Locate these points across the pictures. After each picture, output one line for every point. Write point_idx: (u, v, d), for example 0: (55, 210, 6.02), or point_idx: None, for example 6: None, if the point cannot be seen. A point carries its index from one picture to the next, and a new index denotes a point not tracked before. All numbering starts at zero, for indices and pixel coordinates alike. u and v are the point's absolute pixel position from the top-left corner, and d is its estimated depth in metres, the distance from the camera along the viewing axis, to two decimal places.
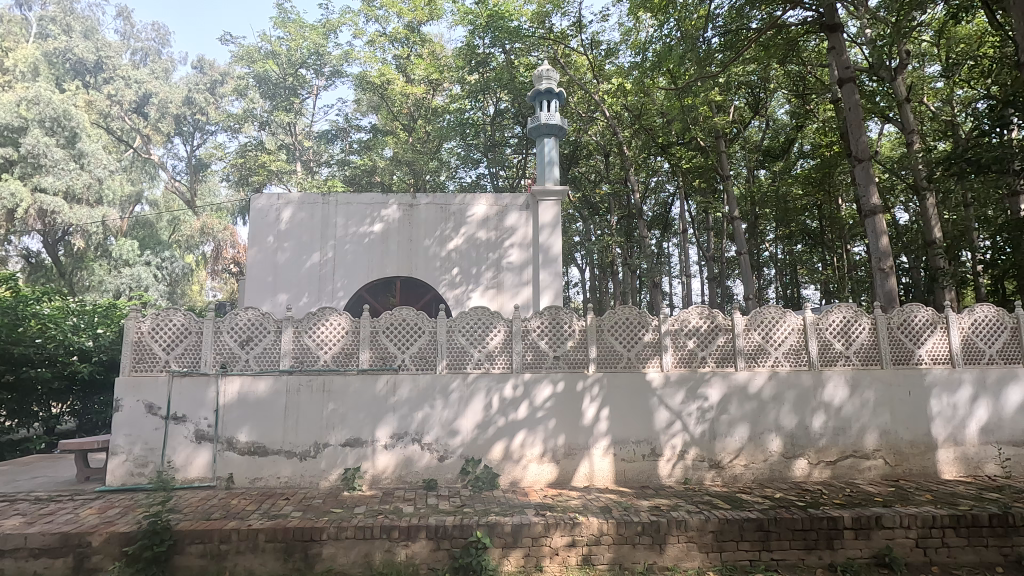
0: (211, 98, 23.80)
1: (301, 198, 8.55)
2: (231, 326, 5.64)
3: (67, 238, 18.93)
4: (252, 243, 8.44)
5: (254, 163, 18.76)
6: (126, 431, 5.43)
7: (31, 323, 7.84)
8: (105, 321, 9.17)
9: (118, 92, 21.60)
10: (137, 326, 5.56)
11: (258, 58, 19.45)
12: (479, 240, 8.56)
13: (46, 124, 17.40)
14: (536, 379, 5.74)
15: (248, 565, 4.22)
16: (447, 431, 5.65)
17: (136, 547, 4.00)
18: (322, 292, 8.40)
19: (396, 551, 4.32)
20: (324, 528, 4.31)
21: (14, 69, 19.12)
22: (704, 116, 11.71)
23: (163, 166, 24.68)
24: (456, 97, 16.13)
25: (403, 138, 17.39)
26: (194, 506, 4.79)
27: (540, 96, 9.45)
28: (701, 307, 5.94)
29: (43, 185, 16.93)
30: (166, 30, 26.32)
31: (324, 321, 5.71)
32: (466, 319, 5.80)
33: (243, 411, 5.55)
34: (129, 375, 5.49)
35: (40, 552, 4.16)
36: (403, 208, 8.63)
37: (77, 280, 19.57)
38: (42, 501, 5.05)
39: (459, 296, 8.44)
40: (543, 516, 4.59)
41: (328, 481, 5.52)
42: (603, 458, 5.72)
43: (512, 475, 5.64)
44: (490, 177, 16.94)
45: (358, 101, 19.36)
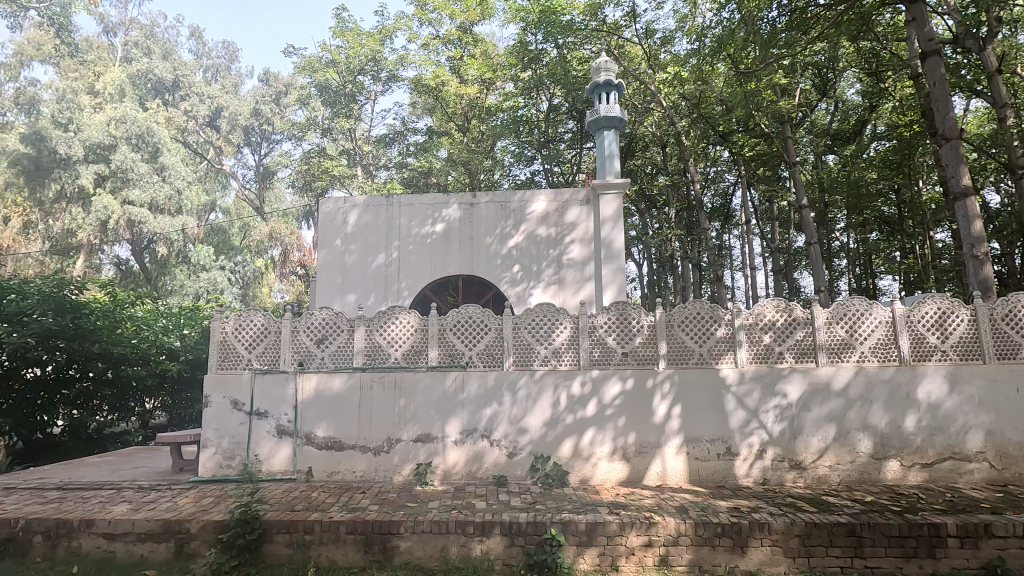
0: (276, 109, 24.94)
1: (366, 201, 8.83)
2: (307, 325, 5.88)
3: (152, 246, 20.61)
4: (320, 245, 8.78)
5: (317, 169, 19.54)
6: (214, 426, 5.77)
7: (129, 326, 8.59)
8: (190, 322, 10.07)
9: (193, 108, 23.11)
10: (222, 327, 5.91)
11: (320, 67, 20.01)
12: (540, 237, 8.52)
13: (132, 141, 18.79)
14: (604, 375, 5.66)
15: (330, 556, 4.37)
16: (516, 428, 5.67)
17: (230, 534, 4.24)
18: (387, 291, 8.64)
19: (472, 546, 4.37)
20: (401, 522, 4.40)
21: (104, 91, 20.74)
22: (768, 101, 11.08)
23: (234, 175, 26.06)
24: (510, 95, 16.05)
25: (458, 138, 17.56)
26: (279, 498, 5.03)
27: (599, 89, 9.27)
28: (777, 299, 5.66)
29: (131, 198, 18.38)
30: (235, 47, 27.76)
31: (393, 319, 5.85)
32: (532, 315, 5.78)
33: (321, 407, 5.77)
34: (216, 373, 5.83)
35: (145, 536, 4.47)
36: (463, 207, 8.72)
37: (162, 284, 21.16)
38: (144, 490, 5.44)
39: (521, 294, 8.45)
40: (617, 514, 4.51)
41: (401, 475, 5.65)
42: (675, 457, 5.56)
43: (582, 473, 5.59)
44: (545, 173, 16.82)
45: (414, 104, 19.66)
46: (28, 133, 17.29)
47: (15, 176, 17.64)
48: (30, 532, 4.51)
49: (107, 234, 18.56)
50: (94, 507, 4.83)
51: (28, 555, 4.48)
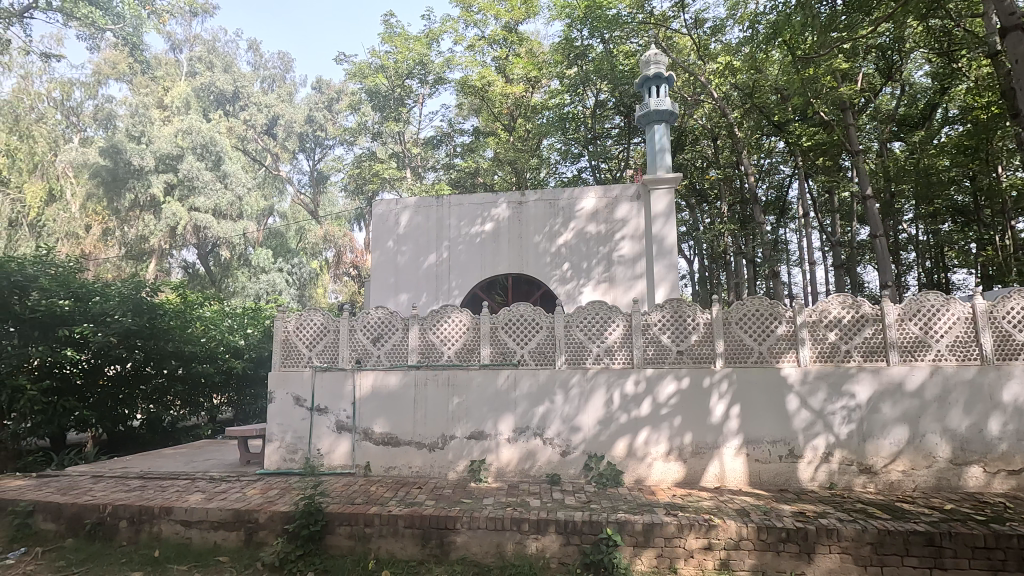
0: (329, 115, 25.76)
1: (417, 202, 9.03)
2: (364, 324, 6.06)
3: (215, 250, 21.68)
4: (374, 246, 9.05)
5: (368, 173, 20.10)
6: (279, 421, 6.03)
7: (198, 326, 9.10)
8: (253, 321, 10.53)
9: (252, 117, 24.20)
10: (285, 326, 6.17)
11: (369, 73, 20.41)
12: (589, 234, 8.45)
13: (197, 151, 19.86)
14: (659, 374, 5.55)
15: (390, 549, 4.48)
16: (569, 426, 5.64)
17: (296, 525, 4.41)
18: (439, 290, 8.79)
19: (527, 543, 4.38)
20: (458, 517, 4.46)
21: (172, 104, 21.99)
22: (828, 88, 10.53)
23: (290, 181, 27.08)
24: (555, 92, 15.99)
25: (504, 138, 17.63)
26: (340, 491, 5.21)
27: (648, 82, 9.09)
28: (843, 295, 5.39)
29: (197, 205, 19.47)
30: (289, 57, 28.85)
31: (446, 317, 5.94)
32: (584, 313, 5.74)
33: (377, 403, 5.93)
34: (279, 370, 6.09)
35: (218, 524, 4.71)
36: (512, 206, 8.75)
37: (225, 286, 22.30)
38: (216, 480, 5.75)
39: (571, 291, 8.41)
40: (675, 516, 4.42)
41: (455, 472, 5.73)
42: (735, 459, 5.40)
43: (636, 473, 5.51)
44: (591, 169, 16.63)
45: (460, 105, 19.82)
46: (106, 147, 18.55)
47: (95, 187, 18.98)
48: (116, 517, 4.85)
49: (176, 239, 19.73)
50: (172, 496, 5.14)
51: (115, 539, 4.81)
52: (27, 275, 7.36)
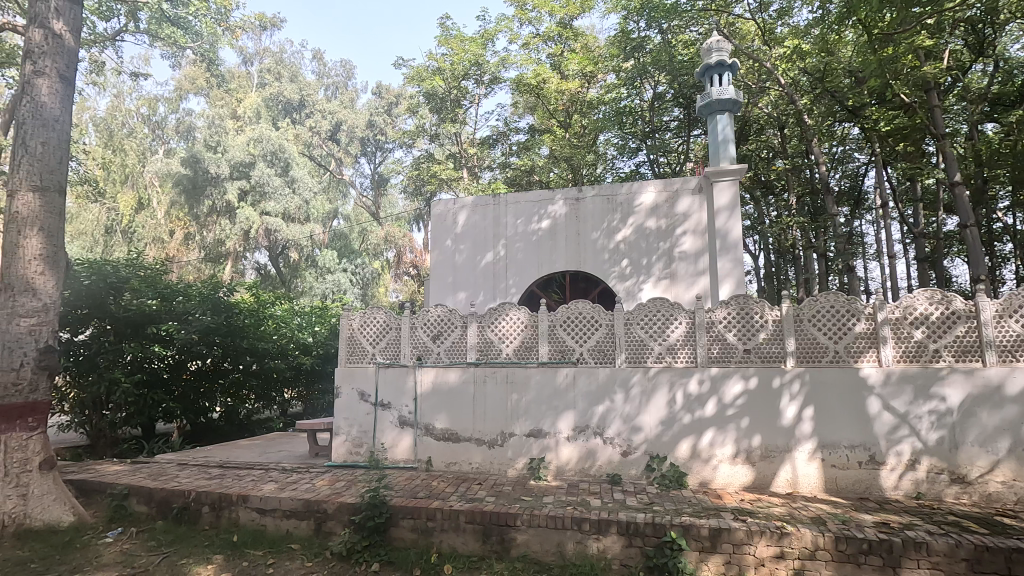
0: (389, 119, 26.45)
1: (474, 202, 9.14)
2: (424, 321, 6.18)
3: (285, 253, 22.70)
4: (434, 246, 9.27)
5: (426, 174, 20.53)
6: (345, 415, 6.26)
7: (269, 323, 9.63)
8: (319, 320, 11.05)
9: (317, 124, 25.27)
10: (350, 323, 6.40)
11: (426, 76, 20.56)
12: (649, 230, 8.24)
13: (268, 158, 20.92)
14: (725, 373, 5.34)
15: (451, 543, 4.54)
16: (629, 426, 5.53)
17: (362, 516, 4.55)
18: (496, 288, 8.86)
19: (588, 543, 4.33)
20: (518, 514, 4.45)
21: (245, 115, 23.33)
22: (909, 68, 9.75)
23: (352, 184, 28.02)
24: (611, 86, 15.70)
25: (560, 135, 17.54)
26: (403, 484, 5.34)
27: (710, 70, 8.74)
28: (930, 290, 4.99)
29: (268, 209, 20.61)
30: (351, 64, 29.85)
31: (504, 315, 5.96)
32: (644, 310, 5.60)
33: (438, 400, 6.02)
34: (345, 366, 6.32)
35: (290, 513, 4.94)
36: (569, 202, 8.67)
37: (294, 285, 23.45)
38: (287, 471, 6.04)
39: (630, 288, 8.24)
40: (743, 521, 4.23)
41: (515, 469, 5.74)
42: (808, 464, 5.12)
43: (701, 476, 5.33)
44: (650, 164, 16.22)
45: (515, 104, 19.81)
46: (187, 157, 19.93)
47: (178, 195, 20.44)
48: (199, 503, 5.19)
49: (250, 242, 20.95)
50: (248, 484, 5.44)
51: (198, 523, 5.14)
52: (120, 276, 7.94)
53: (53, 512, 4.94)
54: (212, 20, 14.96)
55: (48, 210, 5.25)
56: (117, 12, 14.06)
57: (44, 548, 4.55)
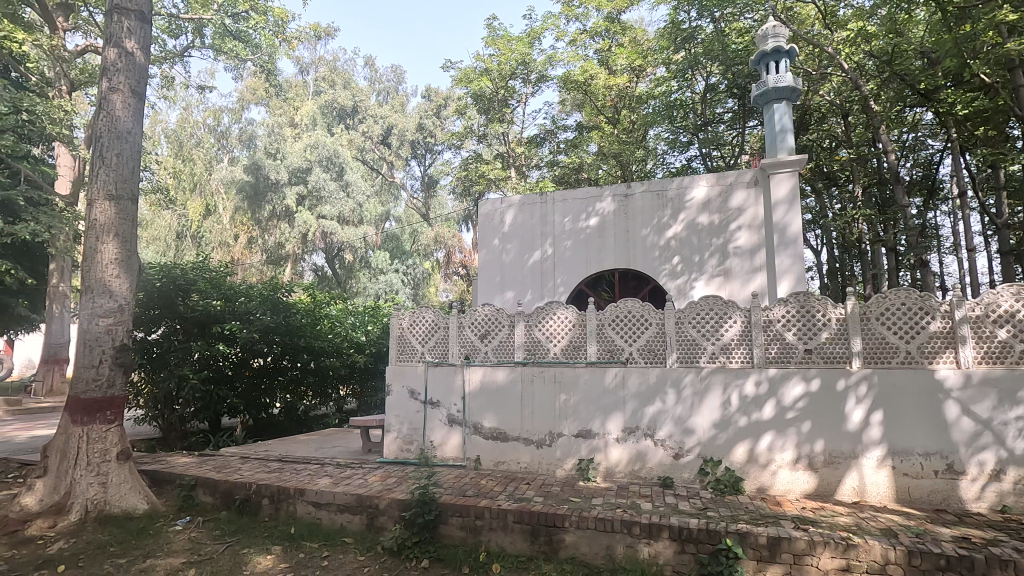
0: (438, 121, 26.82)
1: (521, 200, 9.12)
2: (472, 320, 6.21)
3: (340, 254, 23.51)
4: (481, 245, 9.32)
5: (475, 174, 20.73)
6: (396, 412, 6.38)
7: (325, 323, 9.99)
8: (372, 319, 11.48)
9: (369, 129, 25.97)
10: (400, 323, 6.52)
11: (474, 77, 20.55)
12: (701, 226, 7.97)
13: (323, 163, 21.70)
14: (784, 375, 5.09)
15: (499, 542, 4.54)
16: (682, 428, 5.36)
17: (411, 512, 4.61)
18: (544, 287, 8.82)
19: (639, 548, 4.22)
20: (566, 516, 4.39)
21: (301, 122, 24.29)
22: (990, 45, 8.99)
23: (404, 186, 28.61)
24: (662, 79, 15.28)
25: (609, 131, 17.29)
26: (452, 482, 5.39)
27: (766, 58, 8.36)
28: (1016, 285, 4.58)
29: (324, 213, 21.40)
30: (401, 69, 30.48)
31: (552, 314, 5.90)
32: (696, 309, 5.42)
33: (486, 399, 6.04)
34: (395, 365, 6.44)
35: (344, 508, 5.07)
36: (617, 199, 8.52)
37: (349, 286, 24.22)
38: (342, 466, 6.21)
39: (682, 286, 8.02)
40: (805, 530, 4.03)
41: (563, 470, 5.68)
42: (877, 472, 4.81)
43: (759, 481, 5.10)
44: (702, 157, 15.68)
45: (563, 101, 19.68)
46: (250, 164, 20.95)
47: (242, 201, 21.52)
48: (260, 495, 5.40)
49: (307, 244, 21.80)
50: (305, 479, 5.63)
51: (259, 514, 5.36)
52: (187, 278, 8.41)
53: (129, 500, 5.26)
54: (270, 32, 15.47)
55: (122, 217, 5.61)
56: (185, 29, 14.99)
57: (121, 534, 4.86)
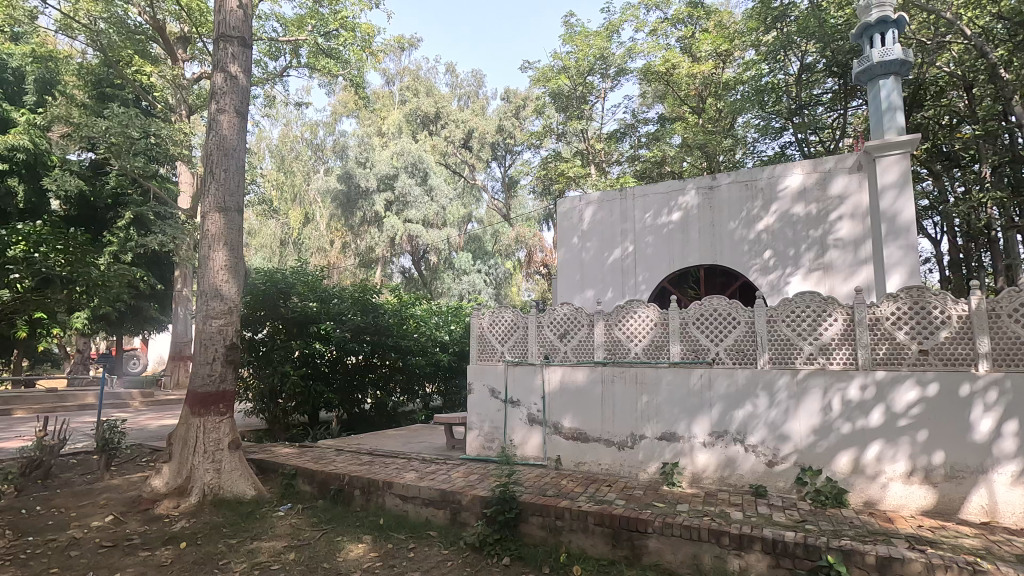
0: (517, 122, 27.02)
1: (600, 197, 8.97)
2: (551, 320, 6.19)
3: (425, 256, 24.41)
4: (560, 244, 9.27)
5: (555, 173, 20.69)
6: (477, 410, 6.51)
7: (411, 323, 10.46)
8: (454, 318, 11.93)
9: (451, 133, 26.72)
10: (480, 322, 6.64)
11: (552, 76, 20.42)
12: (796, 217, 7.43)
13: (409, 169, 22.63)
14: (894, 378, 4.61)
15: (580, 544, 4.48)
16: (776, 433, 5.02)
17: (493, 510, 4.67)
18: (625, 285, 8.62)
19: (728, 559, 4.00)
20: (649, 521, 4.25)
21: (388, 131, 25.44)
22: None
23: (485, 188, 29.13)
24: (751, 63, 14.35)
25: (693, 121, 16.62)
26: (533, 481, 5.41)
27: (869, 30, 7.62)
28: None
29: (411, 217, 22.29)
30: (481, 73, 31.03)
31: (632, 313, 5.75)
32: (791, 306, 5.05)
33: (566, 399, 5.99)
34: (477, 363, 6.56)
35: (428, 502, 5.24)
36: (702, 191, 8.14)
37: (435, 287, 25.13)
38: (427, 461, 6.43)
39: (775, 282, 7.53)
40: (921, 551, 3.64)
41: (646, 473, 5.51)
42: (1011, 489, 4.24)
43: (866, 494, 4.66)
44: (798, 143, 14.57)
45: (643, 94, 19.15)
46: (342, 174, 22.24)
47: (336, 209, 22.86)
48: (352, 486, 5.71)
49: (395, 248, 22.83)
50: (393, 472, 5.88)
51: (352, 504, 5.67)
52: (288, 281, 9.08)
53: (239, 486, 5.78)
54: (358, 47, 16.20)
55: (230, 228, 6.14)
56: (284, 51, 16.20)
57: (233, 516, 5.34)
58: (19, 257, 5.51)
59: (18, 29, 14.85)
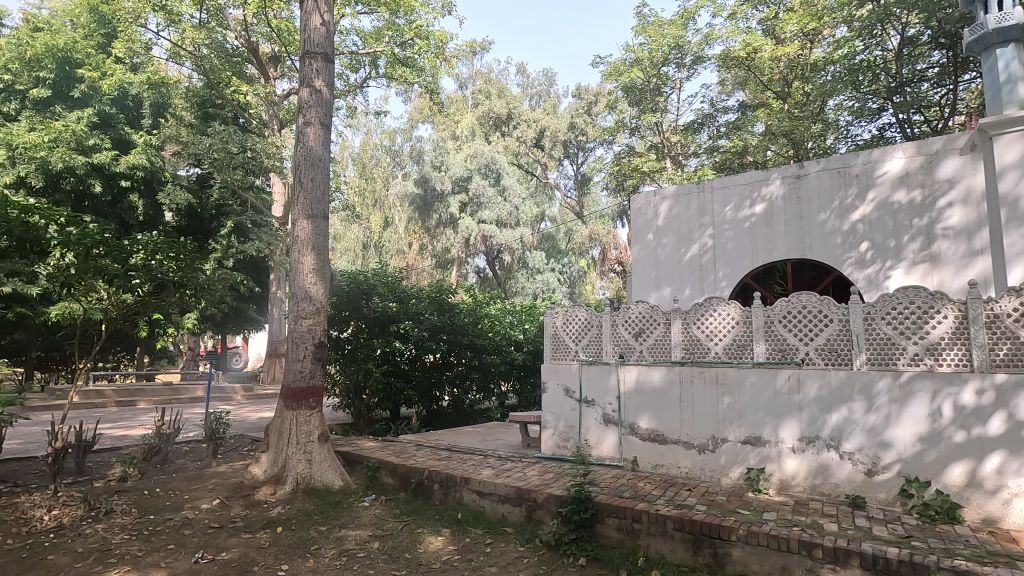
0: (589, 118, 26.72)
1: (676, 191, 8.67)
2: (626, 318, 6.06)
3: (499, 256, 24.75)
4: (634, 241, 9.08)
5: (628, 168, 20.24)
6: (552, 409, 6.51)
7: (485, 322, 10.67)
8: (529, 317, 12.01)
9: (523, 133, 26.88)
10: (554, 321, 6.63)
11: (624, 69, 20.00)
12: (897, 205, 6.82)
13: (482, 170, 23.04)
14: (1018, 383, 4.12)
15: (659, 548, 4.36)
16: (876, 440, 4.64)
17: (568, 509, 4.66)
18: (704, 282, 8.31)
19: (821, 574, 3.74)
20: (732, 529, 4.07)
21: (462, 134, 26.03)
22: None
23: (558, 187, 29.09)
24: (842, 41, 13.32)
25: (778, 107, 15.70)
26: (609, 482, 5.33)
27: None
28: None
29: (485, 217, 22.67)
30: (552, 71, 30.96)
31: (712, 311, 5.52)
32: (892, 303, 4.64)
33: (642, 399, 5.85)
34: (551, 362, 6.56)
35: (504, 498, 5.30)
36: (788, 181, 7.67)
37: (509, 286, 25.44)
38: (503, 459, 6.50)
39: (873, 277, 6.95)
40: None
41: (729, 478, 5.26)
42: None
43: (985, 511, 4.20)
44: (899, 124, 13.34)
45: (722, 82, 18.34)
46: (419, 178, 22.98)
47: (413, 211, 23.65)
48: (431, 481, 5.89)
49: (470, 248, 23.31)
50: (470, 468, 6.00)
51: (431, 498, 5.85)
52: (370, 282, 9.53)
53: (328, 476, 6.15)
54: (432, 54, 16.63)
55: (317, 233, 6.53)
56: (363, 63, 16.99)
57: (323, 505, 5.68)
58: (139, 265, 6.05)
59: (135, 60, 16.54)
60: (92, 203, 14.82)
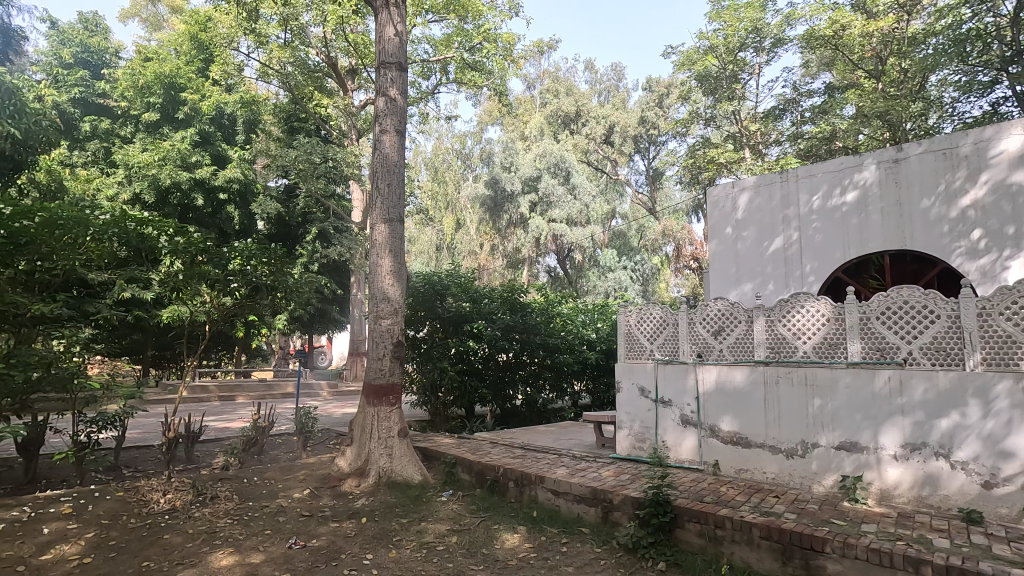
0: (661, 111, 25.98)
1: (756, 181, 8.23)
2: (704, 316, 5.83)
3: (570, 255, 24.60)
4: (712, 236, 8.72)
5: (703, 160, 19.48)
6: (627, 409, 6.39)
7: (558, 321, 10.66)
8: (601, 316, 11.86)
9: (592, 130, 26.57)
10: (627, 320, 6.50)
11: (698, 58, 19.29)
12: (1016, 188, 6.11)
13: (551, 169, 23.00)
14: None
15: (744, 557, 4.16)
16: (996, 449, 4.18)
17: (646, 512, 4.55)
18: (789, 277, 7.85)
19: None
20: (827, 540, 3.81)
21: (531, 134, 26.15)
22: None
23: (629, 183, 28.51)
24: (946, 10, 12.12)
25: (870, 87, 14.54)
26: (689, 486, 5.16)
27: None
28: None
29: (555, 216, 22.61)
30: (620, 65, 30.40)
31: (800, 307, 5.19)
32: (1011, 297, 4.17)
33: (724, 400, 5.60)
34: (625, 361, 6.44)
35: (580, 498, 5.25)
36: (884, 166, 7.06)
37: (580, 285, 25.22)
38: (578, 459, 6.46)
39: (987, 268, 6.28)
40: None
41: (822, 486, 4.92)
42: None
43: None
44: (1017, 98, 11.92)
45: (806, 63, 17.23)
46: (489, 180, 23.29)
47: (484, 213, 24.02)
48: (507, 478, 5.95)
49: (540, 247, 23.35)
50: (544, 467, 6.01)
51: (506, 495, 5.92)
52: (444, 283, 9.79)
53: (408, 470, 6.37)
54: (501, 57, 16.84)
55: (393, 237, 6.78)
56: (435, 70, 17.47)
57: (404, 498, 5.90)
58: (236, 270, 6.62)
59: (230, 81, 17.92)
60: (195, 215, 16.19)
